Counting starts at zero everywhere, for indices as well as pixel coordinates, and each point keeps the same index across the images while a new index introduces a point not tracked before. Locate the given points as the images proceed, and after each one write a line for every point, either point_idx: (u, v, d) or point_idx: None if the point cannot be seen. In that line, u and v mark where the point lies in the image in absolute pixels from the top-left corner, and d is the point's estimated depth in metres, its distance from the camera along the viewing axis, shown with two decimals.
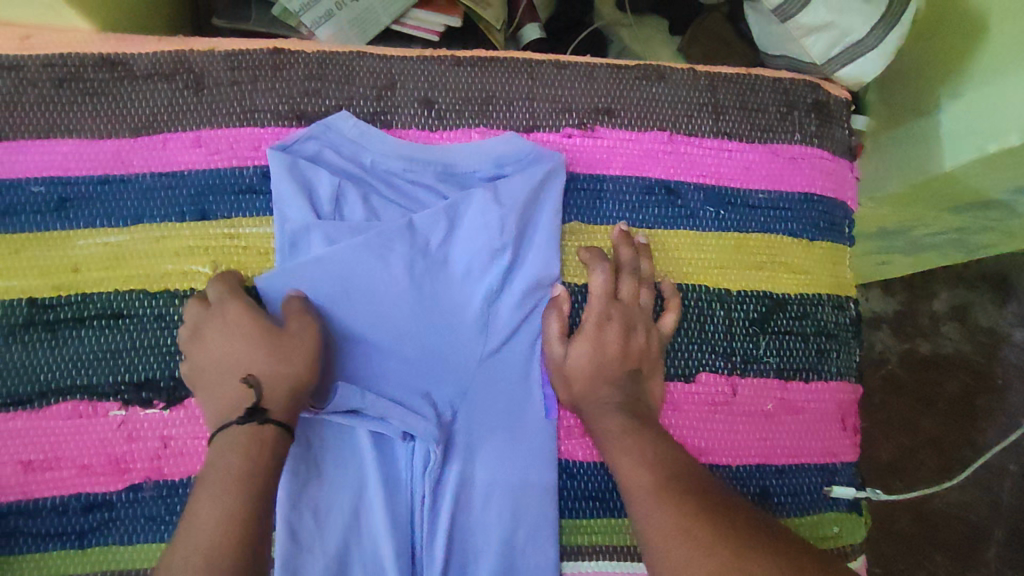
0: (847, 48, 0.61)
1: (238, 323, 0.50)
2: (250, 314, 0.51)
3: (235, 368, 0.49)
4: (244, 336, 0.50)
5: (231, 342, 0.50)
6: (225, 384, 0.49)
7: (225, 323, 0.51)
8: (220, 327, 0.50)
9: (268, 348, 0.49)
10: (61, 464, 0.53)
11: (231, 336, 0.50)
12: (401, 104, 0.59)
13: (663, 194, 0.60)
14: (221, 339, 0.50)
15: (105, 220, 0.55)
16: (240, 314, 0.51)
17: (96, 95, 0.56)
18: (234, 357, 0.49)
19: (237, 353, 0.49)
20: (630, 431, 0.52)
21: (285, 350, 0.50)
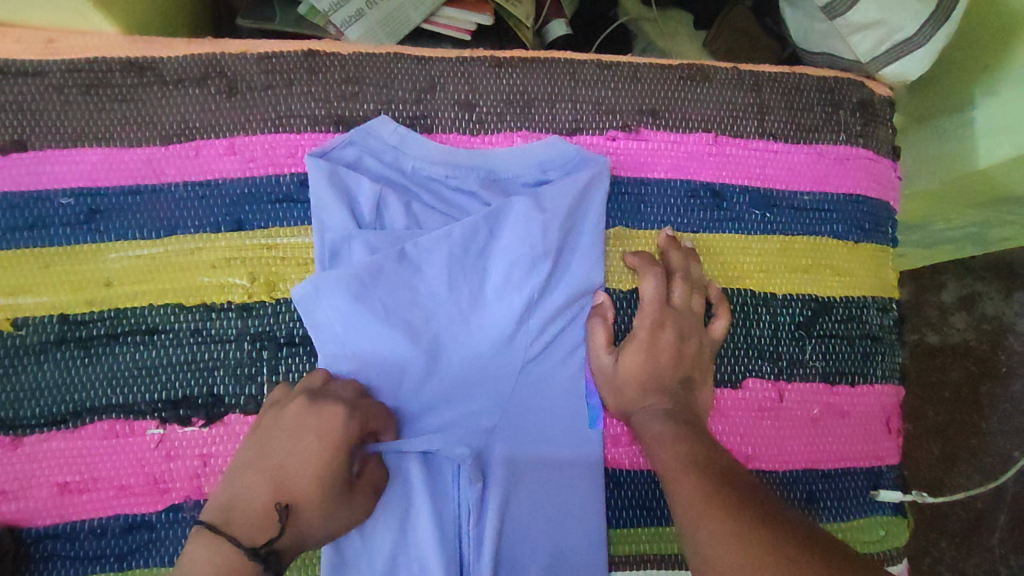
0: (896, 45, 0.59)
1: (324, 442, 0.45)
2: (343, 439, 0.46)
3: (278, 484, 0.44)
4: (321, 465, 0.44)
5: (303, 454, 0.45)
6: (263, 495, 0.44)
7: (318, 432, 0.45)
8: (318, 435, 0.45)
9: (323, 491, 0.44)
10: (98, 485, 0.51)
11: (308, 447, 0.45)
12: (442, 107, 0.57)
13: (708, 197, 0.59)
14: (294, 440, 0.45)
15: (137, 231, 0.53)
16: (331, 432, 0.45)
17: (126, 101, 0.54)
18: (294, 475, 0.44)
19: (298, 469, 0.44)
20: (678, 439, 0.50)
21: (335, 510, 0.45)
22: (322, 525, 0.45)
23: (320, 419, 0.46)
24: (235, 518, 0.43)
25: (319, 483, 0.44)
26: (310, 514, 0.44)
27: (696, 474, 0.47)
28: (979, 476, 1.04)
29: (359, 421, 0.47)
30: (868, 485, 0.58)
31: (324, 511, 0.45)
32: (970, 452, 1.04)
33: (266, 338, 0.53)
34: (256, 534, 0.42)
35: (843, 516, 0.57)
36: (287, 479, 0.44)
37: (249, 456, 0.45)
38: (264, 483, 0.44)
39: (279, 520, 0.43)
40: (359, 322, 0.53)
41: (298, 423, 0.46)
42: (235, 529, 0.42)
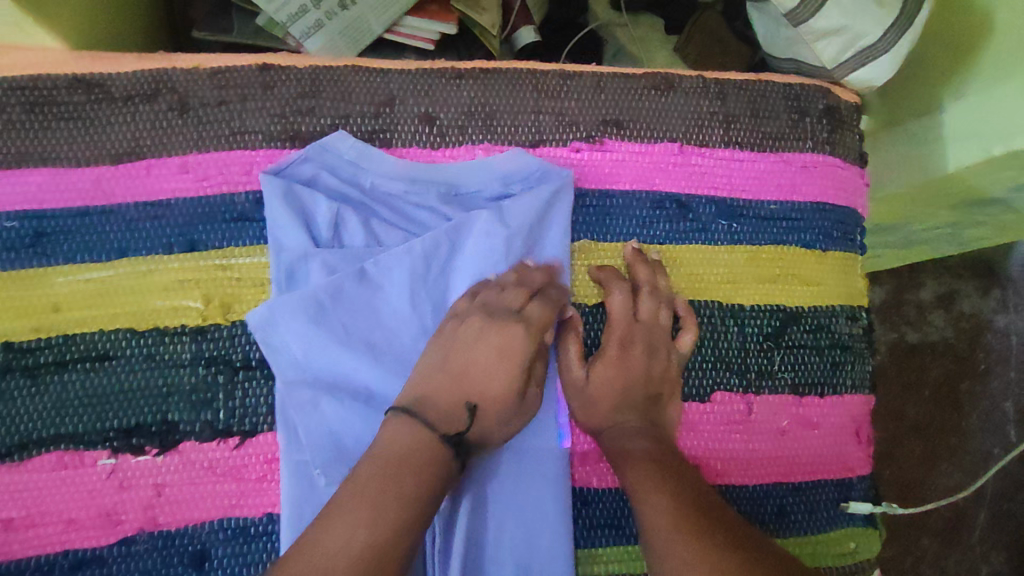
0: (860, 52, 0.59)
1: (498, 353, 0.51)
2: (525, 346, 0.51)
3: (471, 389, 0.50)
4: (505, 372, 0.51)
5: (484, 364, 0.51)
6: (452, 397, 0.49)
7: (505, 347, 0.51)
8: (501, 350, 0.51)
9: (511, 394, 0.51)
10: (46, 520, 0.49)
11: (493, 359, 0.51)
12: (401, 121, 0.56)
13: (674, 208, 0.58)
14: (496, 356, 0.51)
15: (86, 254, 0.52)
16: (512, 347, 0.51)
17: (73, 119, 0.53)
18: (481, 381, 0.50)
19: (486, 376, 0.50)
20: (646, 457, 0.49)
21: (509, 408, 0.51)
22: (495, 425, 0.50)
23: (517, 334, 0.51)
24: (427, 409, 0.48)
25: (508, 389, 0.51)
26: (489, 416, 0.50)
27: (664, 494, 0.46)
28: (960, 474, 1.04)
29: (534, 328, 0.52)
30: (839, 497, 0.58)
31: (506, 410, 0.51)
32: (951, 450, 1.04)
33: (222, 362, 0.52)
34: (451, 426, 0.48)
35: (814, 529, 0.57)
36: (471, 385, 0.50)
37: (491, 361, 0.51)
38: (495, 388, 0.50)
39: (467, 415, 0.49)
40: (316, 344, 0.51)
41: (456, 336, 0.51)
42: (428, 416, 0.48)
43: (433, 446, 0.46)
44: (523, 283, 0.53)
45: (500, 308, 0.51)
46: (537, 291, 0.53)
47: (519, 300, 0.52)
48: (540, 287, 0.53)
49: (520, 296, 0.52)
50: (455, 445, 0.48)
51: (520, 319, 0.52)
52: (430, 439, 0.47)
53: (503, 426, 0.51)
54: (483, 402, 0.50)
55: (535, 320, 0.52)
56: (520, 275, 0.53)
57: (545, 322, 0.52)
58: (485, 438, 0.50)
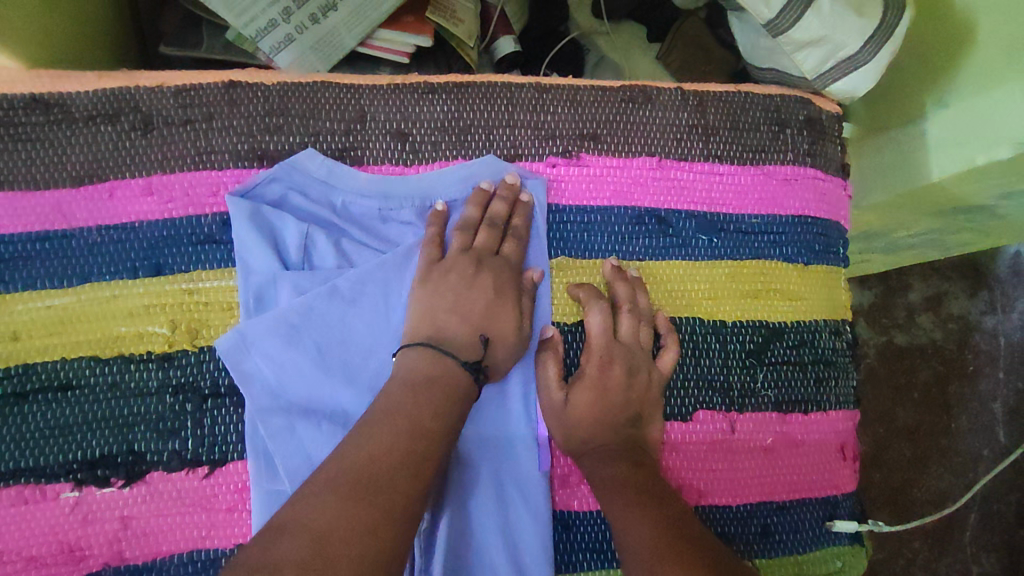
0: (840, 63, 0.58)
1: (492, 287, 0.52)
2: (512, 281, 0.53)
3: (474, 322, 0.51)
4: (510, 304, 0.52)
5: (483, 296, 0.52)
6: (462, 328, 0.51)
7: (499, 282, 0.52)
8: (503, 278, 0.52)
9: (513, 325, 0.52)
10: (6, 557, 0.47)
11: (489, 293, 0.52)
12: (373, 138, 0.54)
13: (653, 224, 0.57)
14: (491, 290, 0.52)
15: (47, 280, 0.50)
16: (504, 280, 0.53)
17: (31, 140, 0.51)
18: (488, 315, 0.51)
19: (489, 309, 0.51)
20: (627, 481, 0.48)
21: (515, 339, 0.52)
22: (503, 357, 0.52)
23: (502, 271, 0.53)
24: (443, 343, 0.50)
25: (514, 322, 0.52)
26: (498, 353, 0.51)
27: (645, 520, 0.45)
28: (950, 475, 1.03)
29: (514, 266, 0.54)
30: (824, 515, 0.57)
31: (509, 340, 0.52)
32: (941, 452, 1.03)
33: (190, 390, 0.50)
34: (468, 356, 0.50)
35: (799, 549, 0.56)
36: (479, 318, 0.51)
37: (489, 296, 0.52)
38: (505, 322, 0.52)
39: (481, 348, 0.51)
40: (287, 367, 0.50)
41: (446, 282, 0.51)
42: (448, 349, 0.49)
43: (452, 377, 0.48)
44: (493, 223, 0.54)
45: (480, 252, 0.53)
46: (509, 230, 0.54)
47: (493, 241, 0.54)
48: (507, 221, 0.54)
49: (494, 237, 0.54)
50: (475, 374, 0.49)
51: (501, 258, 0.53)
52: (450, 369, 0.48)
53: (512, 356, 0.52)
54: (492, 334, 0.51)
55: (513, 259, 0.54)
56: (482, 208, 0.54)
57: (519, 258, 0.54)
58: (497, 368, 0.52)
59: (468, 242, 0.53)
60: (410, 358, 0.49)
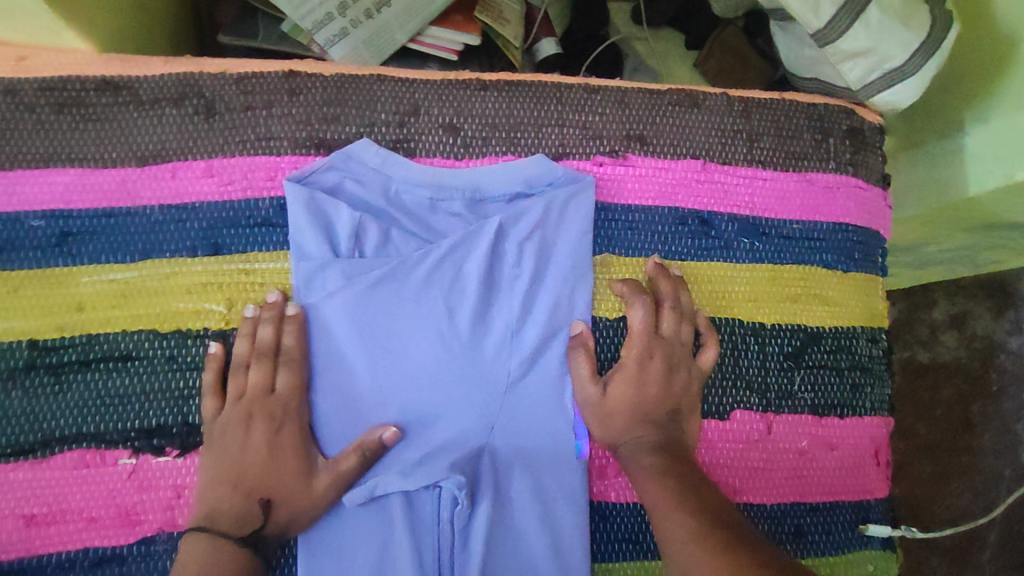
0: (885, 75, 0.59)
1: (265, 445, 0.50)
2: (290, 429, 0.50)
3: (246, 489, 0.49)
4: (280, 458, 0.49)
5: (256, 455, 0.49)
6: (240, 494, 0.48)
7: (275, 441, 0.50)
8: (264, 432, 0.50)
9: (297, 485, 0.49)
10: (67, 517, 0.49)
11: (261, 455, 0.49)
12: (425, 131, 0.56)
13: (696, 225, 0.58)
14: (264, 453, 0.49)
15: (111, 255, 0.52)
16: (257, 438, 0.50)
17: (100, 121, 0.53)
18: (247, 473, 0.49)
19: (261, 473, 0.49)
20: (667, 472, 0.49)
21: (298, 494, 0.49)
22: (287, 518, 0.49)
23: (273, 424, 0.50)
24: (219, 520, 0.47)
25: (286, 488, 0.49)
26: (283, 513, 0.49)
27: (686, 511, 0.46)
28: (970, 494, 1.02)
29: (281, 409, 0.50)
30: (856, 519, 0.58)
31: (294, 500, 0.49)
32: (962, 470, 1.03)
33: None
34: (244, 530, 0.48)
35: (831, 550, 0.56)
36: (253, 481, 0.49)
37: (262, 455, 0.49)
38: (288, 489, 0.49)
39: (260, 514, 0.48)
40: (337, 351, 0.52)
41: (223, 443, 0.49)
42: (221, 528, 0.47)
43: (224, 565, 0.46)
44: (260, 355, 0.51)
45: (250, 399, 0.50)
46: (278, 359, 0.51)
47: (265, 379, 0.51)
48: (276, 347, 0.51)
49: (264, 373, 0.51)
50: (251, 547, 0.48)
51: (270, 400, 0.50)
52: (225, 553, 0.47)
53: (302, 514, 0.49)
54: (272, 496, 0.49)
55: (286, 397, 0.51)
56: (277, 330, 0.51)
57: (296, 396, 0.51)
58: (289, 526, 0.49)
59: (242, 386, 0.51)
60: (190, 542, 0.47)
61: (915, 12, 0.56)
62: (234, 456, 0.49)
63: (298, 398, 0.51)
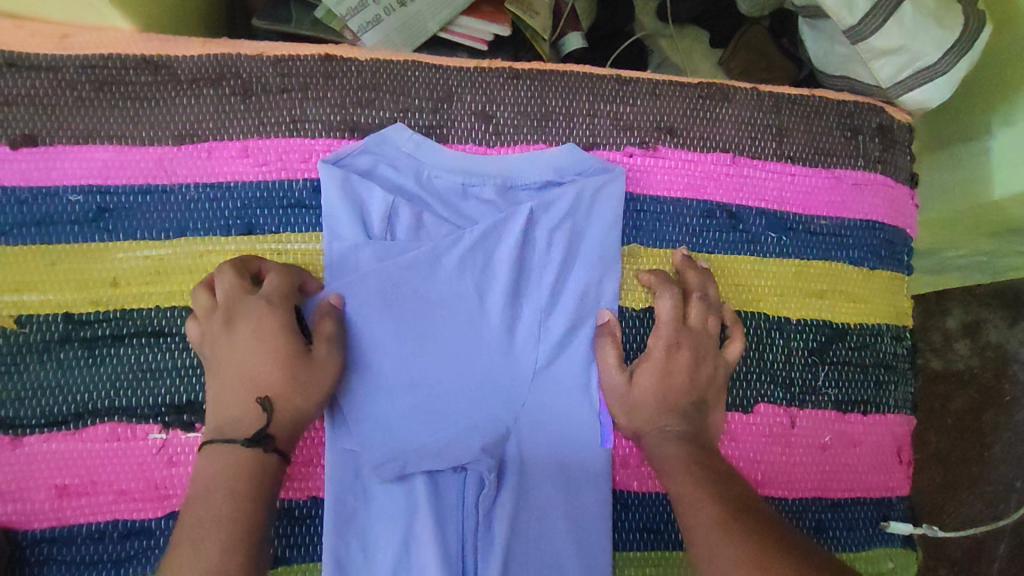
0: (917, 73, 0.58)
1: (251, 335, 0.47)
2: (272, 314, 0.48)
3: (246, 386, 0.47)
4: (269, 347, 0.47)
5: (246, 349, 0.47)
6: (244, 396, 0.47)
7: (258, 327, 0.48)
8: (249, 326, 0.48)
9: (293, 367, 0.47)
10: (97, 489, 0.49)
11: (252, 346, 0.47)
12: (458, 117, 0.56)
13: (724, 219, 0.58)
14: (252, 340, 0.47)
15: (146, 232, 0.53)
16: (243, 332, 0.48)
17: (139, 99, 0.54)
18: (243, 371, 0.47)
19: (254, 369, 0.47)
20: (693, 462, 0.48)
21: (301, 374, 0.48)
22: (297, 400, 0.47)
23: (255, 313, 0.48)
24: (227, 429, 0.46)
25: (284, 366, 0.47)
26: (288, 401, 0.47)
27: (711, 496, 0.46)
28: (981, 504, 0.98)
29: (260, 298, 0.49)
30: (878, 516, 0.58)
31: (296, 377, 0.47)
32: (973, 479, 0.98)
33: None
34: (250, 429, 0.46)
35: (852, 546, 0.56)
36: (250, 381, 0.47)
37: (250, 347, 0.47)
38: (290, 365, 0.47)
39: (264, 406, 0.46)
40: (368, 331, 0.52)
41: (214, 351, 0.48)
42: (228, 436, 0.46)
43: (232, 508, 0.43)
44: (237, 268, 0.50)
45: (228, 301, 0.48)
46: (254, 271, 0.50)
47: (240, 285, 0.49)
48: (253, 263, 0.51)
49: (236, 281, 0.49)
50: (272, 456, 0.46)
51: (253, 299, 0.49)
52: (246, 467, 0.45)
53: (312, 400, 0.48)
54: (272, 390, 0.47)
55: (267, 289, 0.49)
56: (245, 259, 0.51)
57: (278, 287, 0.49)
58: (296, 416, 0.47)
59: (213, 300, 0.49)
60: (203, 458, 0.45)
61: (948, 11, 0.56)
62: (231, 356, 0.47)
63: (283, 286, 0.50)
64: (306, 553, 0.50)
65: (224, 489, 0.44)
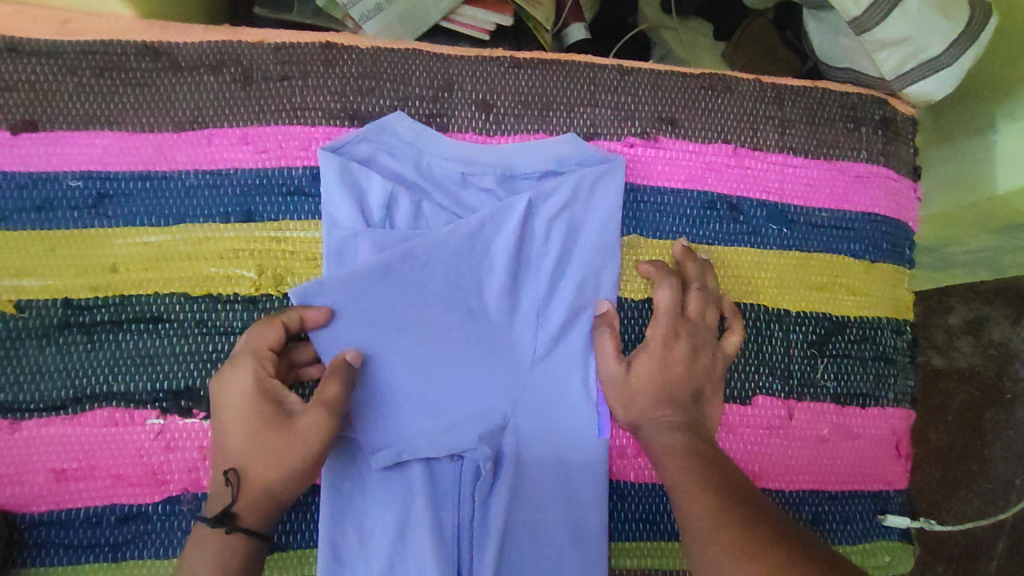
0: (922, 64, 0.58)
1: (236, 404, 0.47)
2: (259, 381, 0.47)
3: (224, 455, 0.46)
4: (247, 417, 0.46)
5: (230, 419, 0.47)
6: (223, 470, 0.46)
7: (238, 395, 0.47)
8: (233, 395, 0.47)
9: (266, 442, 0.45)
10: (95, 473, 0.50)
11: (234, 417, 0.46)
12: (458, 106, 0.56)
13: (725, 210, 0.58)
14: (233, 410, 0.47)
15: (146, 218, 0.53)
16: (231, 399, 0.47)
17: (139, 85, 0.54)
18: (226, 442, 0.46)
19: (233, 442, 0.46)
20: (688, 452, 0.48)
21: (274, 449, 0.45)
22: (272, 469, 0.45)
23: (239, 382, 0.47)
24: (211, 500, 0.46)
25: (256, 438, 0.46)
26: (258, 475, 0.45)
27: (705, 487, 0.45)
28: (980, 502, 0.98)
29: (247, 363, 0.48)
30: (875, 509, 0.58)
31: (270, 449, 0.45)
32: (971, 477, 0.98)
33: None
34: (222, 505, 0.45)
35: (848, 538, 0.56)
36: (230, 452, 0.46)
37: (232, 416, 0.47)
38: (269, 438, 0.46)
39: (233, 484, 0.45)
40: (368, 319, 0.52)
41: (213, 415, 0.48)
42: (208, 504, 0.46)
43: (233, 533, 0.44)
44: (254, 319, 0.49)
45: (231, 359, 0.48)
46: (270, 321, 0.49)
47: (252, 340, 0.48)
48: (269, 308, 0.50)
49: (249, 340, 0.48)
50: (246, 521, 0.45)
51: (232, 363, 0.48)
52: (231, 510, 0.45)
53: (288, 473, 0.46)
54: (243, 466, 0.45)
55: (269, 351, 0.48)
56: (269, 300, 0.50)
57: (257, 346, 0.48)
58: (275, 483, 0.46)
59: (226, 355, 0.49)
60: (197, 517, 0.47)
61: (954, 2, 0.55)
62: (220, 423, 0.47)
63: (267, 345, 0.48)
64: (303, 539, 0.51)
65: (225, 514, 0.44)
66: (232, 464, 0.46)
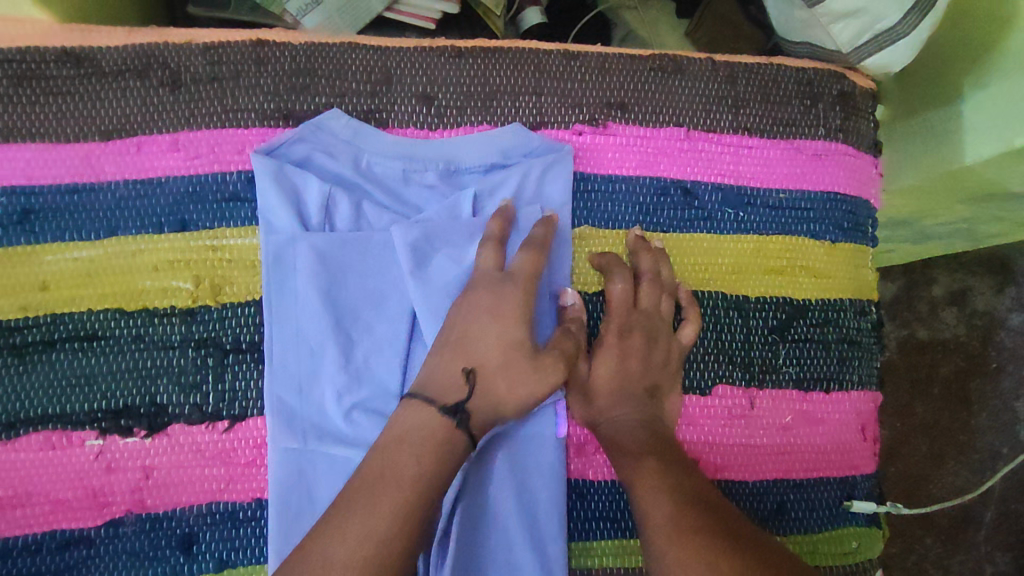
0: (877, 36, 0.55)
1: (494, 316, 0.49)
2: (522, 307, 0.49)
3: (466, 356, 0.48)
4: (501, 337, 0.48)
5: (482, 326, 0.49)
6: (450, 370, 0.47)
7: (503, 310, 0.49)
8: (494, 305, 0.49)
9: (516, 361, 0.48)
10: (34, 500, 0.48)
11: (489, 327, 0.49)
12: (398, 101, 0.54)
13: (679, 195, 0.56)
14: (495, 323, 0.49)
15: (74, 233, 0.51)
16: (498, 307, 0.49)
17: (60, 94, 0.51)
18: (478, 347, 0.48)
19: (482, 347, 0.48)
20: (645, 452, 0.47)
21: (520, 373, 0.48)
22: (511, 390, 0.48)
23: (513, 297, 0.49)
24: (429, 388, 0.47)
25: (510, 359, 0.48)
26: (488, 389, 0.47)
27: (661, 489, 0.44)
28: (967, 472, 0.98)
29: (514, 280, 0.50)
30: (842, 496, 0.57)
31: (520, 372, 0.48)
32: (958, 448, 0.98)
33: (212, 345, 0.50)
34: (450, 398, 0.46)
35: (815, 526, 0.55)
36: (470, 354, 0.48)
37: (492, 324, 0.49)
38: (518, 362, 0.48)
39: (469, 383, 0.47)
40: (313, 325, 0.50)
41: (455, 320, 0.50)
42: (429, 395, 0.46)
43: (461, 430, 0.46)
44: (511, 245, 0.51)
45: (488, 269, 0.50)
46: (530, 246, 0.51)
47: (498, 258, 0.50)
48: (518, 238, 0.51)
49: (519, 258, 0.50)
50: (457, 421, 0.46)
51: (504, 277, 0.50)
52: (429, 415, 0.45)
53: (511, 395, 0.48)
54: (484, 370, 0.47)
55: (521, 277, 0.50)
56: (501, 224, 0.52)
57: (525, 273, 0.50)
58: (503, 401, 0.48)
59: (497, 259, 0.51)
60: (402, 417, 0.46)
61: None
62: (471, 329, 0.49)
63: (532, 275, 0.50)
64: (249, 555, 0.49)
65: (460, 409, 0.46)
66: (473, 364, 0.47)
